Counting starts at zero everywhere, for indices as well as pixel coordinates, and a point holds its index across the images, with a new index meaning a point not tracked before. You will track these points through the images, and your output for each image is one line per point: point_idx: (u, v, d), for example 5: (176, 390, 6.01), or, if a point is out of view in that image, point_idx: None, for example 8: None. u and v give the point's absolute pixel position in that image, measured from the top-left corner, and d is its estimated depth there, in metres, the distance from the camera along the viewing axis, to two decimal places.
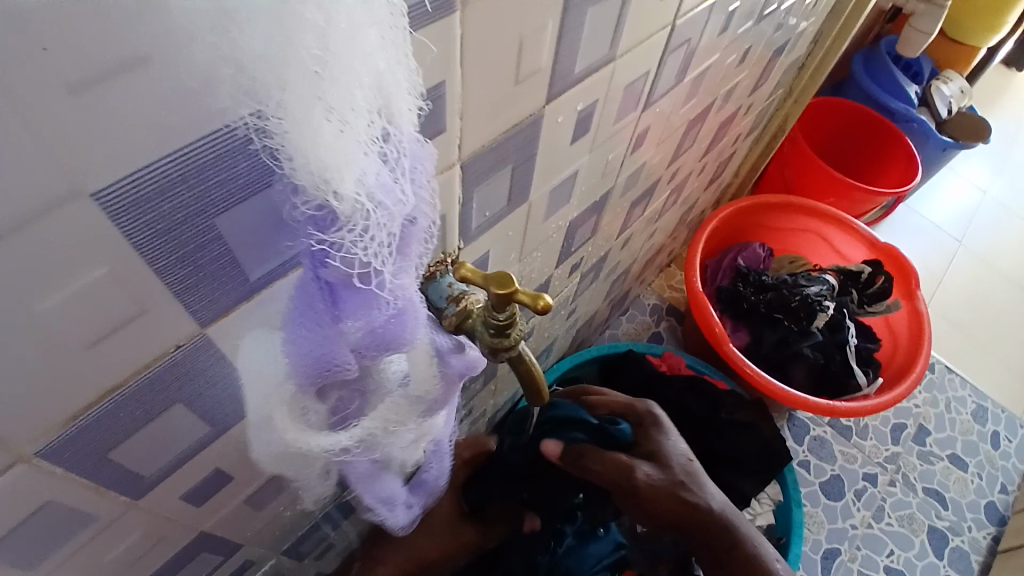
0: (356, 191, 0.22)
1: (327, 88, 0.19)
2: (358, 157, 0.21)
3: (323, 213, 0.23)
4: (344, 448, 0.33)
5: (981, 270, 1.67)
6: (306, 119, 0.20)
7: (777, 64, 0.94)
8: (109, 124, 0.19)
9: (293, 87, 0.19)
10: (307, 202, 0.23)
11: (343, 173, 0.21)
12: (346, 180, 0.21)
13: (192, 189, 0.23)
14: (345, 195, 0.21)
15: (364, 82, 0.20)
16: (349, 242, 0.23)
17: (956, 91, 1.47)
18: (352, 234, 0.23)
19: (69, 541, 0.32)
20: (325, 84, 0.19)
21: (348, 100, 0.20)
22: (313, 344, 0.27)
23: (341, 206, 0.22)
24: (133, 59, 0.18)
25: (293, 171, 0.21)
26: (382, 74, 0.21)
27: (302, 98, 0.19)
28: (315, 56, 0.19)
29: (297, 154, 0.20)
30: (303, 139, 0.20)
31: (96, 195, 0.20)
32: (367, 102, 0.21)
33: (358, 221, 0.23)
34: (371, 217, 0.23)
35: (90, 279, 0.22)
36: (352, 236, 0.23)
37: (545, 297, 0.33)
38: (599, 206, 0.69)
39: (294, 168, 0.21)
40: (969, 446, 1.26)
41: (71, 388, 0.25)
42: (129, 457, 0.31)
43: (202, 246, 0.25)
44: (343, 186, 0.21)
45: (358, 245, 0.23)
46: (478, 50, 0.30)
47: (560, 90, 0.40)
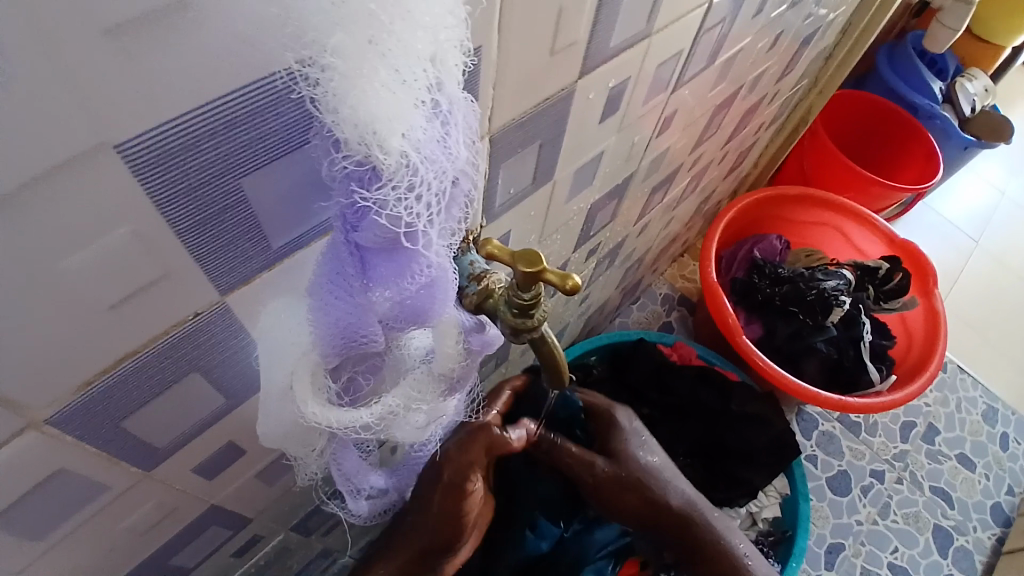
0: (403, 146, 0.20)
1: (382, 33, 0.18)
2: (408, 109, 0.20)
3: (364, 168, 0.22)
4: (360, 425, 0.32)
5: (997, 271, 1.65)
6: (358, 64, 0.18)
7: (807, 52, 0.91)
8: (141, 73, 0.18)
9: (347, 30, 0.18)
10: (349, 157, 0.21)
11: (392, 126, 0.20)
12: (393, 135, 0.20)
13: (225, 140, 0.21)
14: (391, 149, 0.20)
15: (422, 28, 0.19)
16: (392, 200, 0.22)
17: (981, 89, 1.44)
18: (395, 191, 0.21)
19: (80, 510, 0.32)
20: (382, 27, 0.18)
21: (403, 47, 0.19)
22: (343, 311, 0.26)
23: (385, 160, 0.20)
24: (169, 1, 0.17)
25: (337, 124, 0.20)
26: (440, 28, 0.20)
27: (355, 41, 0.18)
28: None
29: (344, 103, 0.19)
30: (353, 87, 0.19)
31: (121, 148, 0.19)
32: (423, 50, 0.19)
33: (403, 177, 0.21)
34: (417, 172, 0.21)
35: (111, 240, 0.21)
36: (396, 194, 0.22)
37: (574, 276, 0.32)
38: (620, 191, 0.67)
39: (339, 120, 0.20)
40: (977, 447, 1.24)
41: (88, 352, 0.24)
42: (144, 426, 0.30)
43: (230, 205, 0.24)
44: (391, 139, 0.20)
45: (401, 204, 0.22)
46: (519, 16, 0.29)
47: (594, 65, 0.39)
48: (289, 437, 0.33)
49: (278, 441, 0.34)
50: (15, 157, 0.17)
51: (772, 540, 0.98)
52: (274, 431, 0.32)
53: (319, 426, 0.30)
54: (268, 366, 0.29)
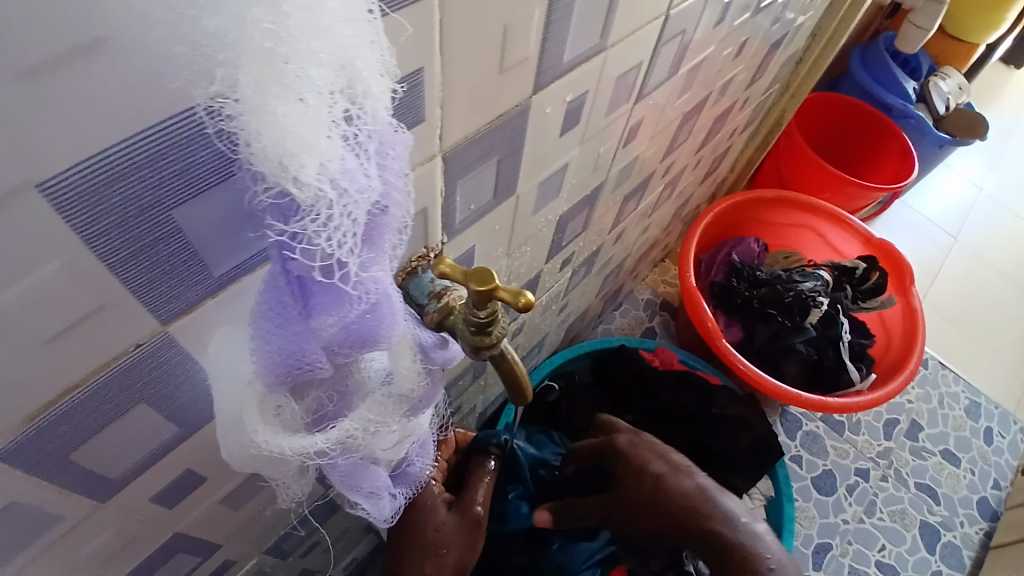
0: (318, 180, 0.20)
1: (283, 65, 0.18)
2: (320, 140, 0.19)
3: (286, 200, 0.21)
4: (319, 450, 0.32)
5: (976, 267, 1.67)
6: (263, 100, 0.18)
7: (776, 56, 0.93)
8: (47, 111, 0.17)
9: (250, 63, 0.18)
10: (268, 188, 0.21)
11: (303, 157, 0.19)
12: (308, 167, 0.20)
13: (150, 174, 0.21)
14: (306, 181, 0.20)
15: (327, 60, 0.19)
16: (312, 231, 0.22)
17: (953, 88, 1.46)
18: (316, 222, 0.21)
19: (35, 543, 0.31)
20: (282, 60, 0.18)
21: (307, 79, 0.19)
22: (282, 342, 0.25)
23: (301, 194, 0.20)
24: (83, 42, 0.17)
25: (251, 155, 0.19)
26: (349, 56, 0.19)
27: (258, 74, 0.18)
28: (266, 31, 0.17)
29: (252, 137, 0.19)
30: (259, 121, 0.18)
31: (44, 187, 0.19)
32: (329, 82, 0.19)
33: (322, 209, 0.21)
34: (335, 205, 0.21)
35: (43, 276, 0.21)
36: (316, 225, 0.21)
37: (528, 293, 0.32)
38: (591, 200, 0.67)
39: (252, 152, 0.19)
40: (961, 442, 1.25)
41: (27, 387, 0.24)
42: (95, 457, 0.30)
43: (162, 237, 0.24)
44: (304, 171, 0.20)
45: (322, 235, 0.22)
46: (461, 37, 0.29)
47: (549, 80, 0.39)
48: (261, 460, 0.33)
49: (250, 465, 0.33)
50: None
51: None
52: (240, 454, 0.32)
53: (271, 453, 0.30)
54: (219, 398, 0.29)
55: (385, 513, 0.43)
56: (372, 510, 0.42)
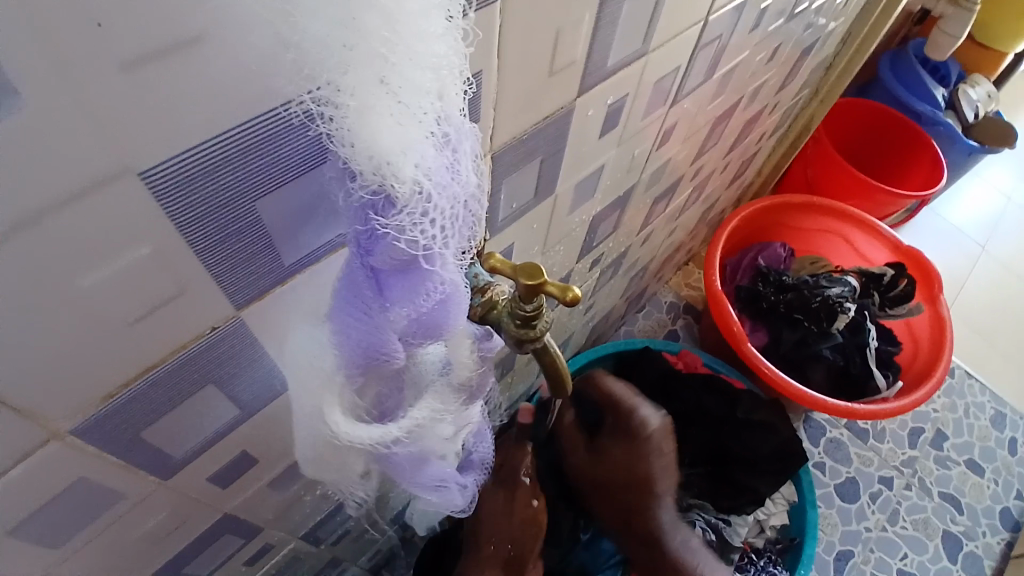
0: (416, 176, 0.22)
1: (390, 71, 0.20)
2: (419, 142, 0.22)
3: (379, 197, 0.23)
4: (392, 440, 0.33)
5: (1006, 276, 1.64)
6: (368, 102, 0.20)
7: (807, 61, 0.92)
8: (148, 102, 0.19)
9: (358, 69, 0.19)
10: (365, 186, 0.23)
11: (403, 159, 0.21)
12: (406, 165, 0.21)
13: (239, 166, 0.23)
14: (404, 178, 0.22)
15: (429, 67, 0.20)
16: (408, 225, 0.23)
17: (983, 95, 1.44)
18: (411, 217, 0.23)
19: (99, 516, 0.33)
20: (389, 67, 0.20)
21: (412, 85, 0.20)
22: (363, 329, 0.27)
23: (400, 189, 0.22)
24: (180, 39, 0.18)
25: (352, 155, 0.21)
26: (444, 66, 0.21)
27: (367, 80, 0.20)
28: (383, 39, 0.19)
29: (357, 137, 0.21)
30: (365, 123, 0.20)
31: (143, 175, 0.20)
32: (429, 86, 0.21)
33: (417, 204, 0.23)
34: (429, 199, 0.23)
35: (130, 259, 0.22)
36: (411, 219, 0.23)
37: (575, 289, 0.33)
38: (623, 202, 0.68)
39: (354, 152, 0.21)
40: (986, 452, 1.24)
41: (107, 365, 0.25)
42: (160, 437, 0.32)
43: (245, 227, 0.25)
44: (403, 170, 0.22)
45: (416, 228, 0.23)
46: (520, 44, 0.30)
47: (592, 83, 0.40)
48: (327, 457, 0.35)
49: (318, 463, 0.35)
50: (27, 189, 0.18)
51: (778, 547, 0.97)
52: (313, 450, 0.34)
53: (349, 443, 0.31)
54: (296, 385, 0.30)
55: (457, 503, 0.44)
56: (444, 499, 0.43)
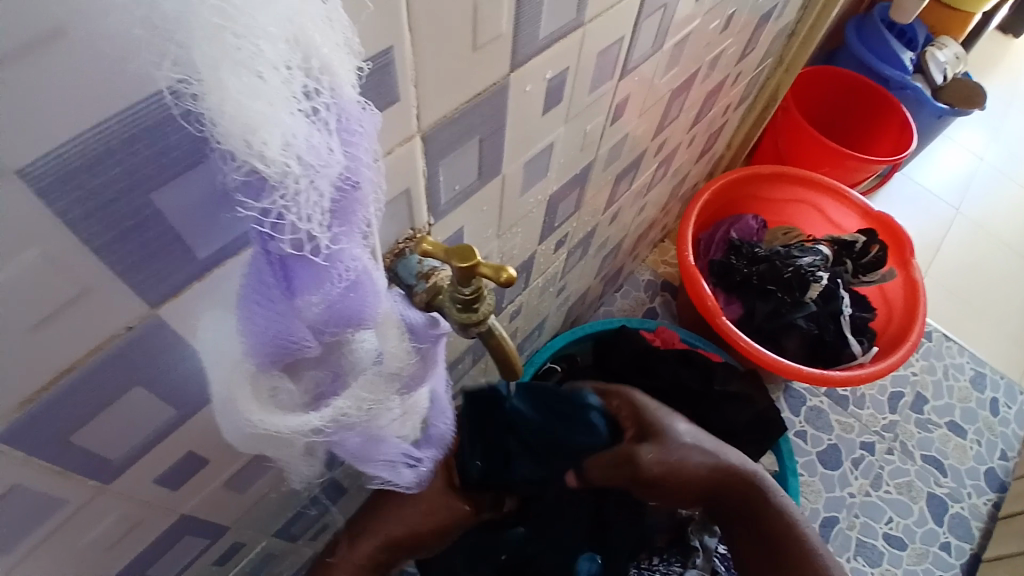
0: (284, 156, 0.21)
1: (234, 43, 0.18)
2: (282, 116, 0.20)
3: (255, 178, 0.22)
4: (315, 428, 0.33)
5: (979, 238, 1.66)
6: (219, 77, 0.19)
7: (767, 28, 0.92)
8: (15, 100, 0.18)
9: (202, 42, 0.18)
10: (239, 167, 0.22)
11: (264, 135, 0.20)
12: (271, 143, 0.20)
13: (126, 159, 0.22)
14: (272, 158, 0.21)
15: (276, 33, 0.19)
16: (284, 207, 0.22)
17: (950, 58, 1.45)
18: (285, 199, 0.22)
19: (40, 526, 0.33)
20: (233, 37, 0.18)
21: (259, 53, 0.19)
22: (268, 322, 0.27)
23: (268, 171, 0.21)
24: (44, 30, 0.17)
25: (216, 138, 0.20)
26: (301, 31, 0.20)
27: (211, 54, 0.18)
28: (214, 7, 0.18)
29: (217, 117, 0.19)
30: (218, 100, 0.19)
31: (25, 172, 0.20)
32: (283, 57, 0.20)
33: (290, 184, 0.22)
34: (301, 179, 0.22)
35: (25, 262, 0.22)
36: (286, 201, 0.22)
37: (509, 269, 0.33)
38: (581, 180, 0.67)
39: (216, 134, 0.20)
40: (968, 414, 1.26)
41: (22, 372, 0.25)
42: (93, 440, 0.31)
43: (141, 221, 0.24)
44: (269, 148, 0.20)
45: (291, 209, 0.23)
46: (429, 16, 0.29)
47: (525, 57, 0.39)
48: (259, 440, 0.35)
49: (253, 446, 0.36)
50: None
51: None
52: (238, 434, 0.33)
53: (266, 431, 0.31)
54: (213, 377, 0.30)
55: (403, 477, 0.46)
56: (390, 475, 0.44)
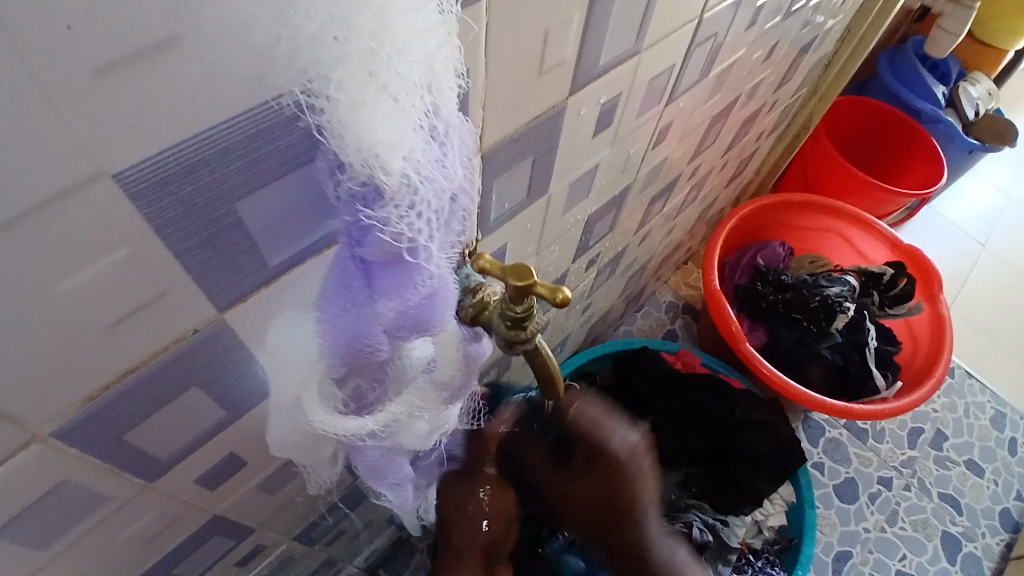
0: (404, 168, 0.23)
1: (381, 65, 0.20)
2: (408, 133, 0.22)
3: (368, 189, 0.24)
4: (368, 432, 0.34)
5: (1007, 276, 1.63)
6: (361, 94, 0.21)
7: (806, 59, 0.92)
8: (121, 106, 0.19)
9: (352, 64, 0.20)
10: (352, 179, 0.24)
11: (393, 151, 0.22)
12: (396, 157, 0.22)
13: (233, 162, 0.23)
14: (393, 170, 0.22)
15: (419, 61, 0.21)
16: (394, 216, 0.24)
17: (984, 93, 1.44)
18: (398, 209, 0.24)
19: (84, 520, 0.33)
20: (380, 60, 0.20)
21: (400, 76, 0.21)
22: (348, 322, 0.27)
23: (388, 181, 0.23)
24: (156, 40, 0.18)
25: (343, 149, 0.22)
26: (435, 57, 0.22)
27: (359, 75, 0.20)
28: (371, 34, 0.20)
29: (348, 131, 0.21)
30: (355, 116, 0.21)
31: (119, 177, 0.20)
32: (416, 79, 0.22)
33: (404, 197, 0.24)
34: (417, 191, 0.24)
35: (109, 262, 0.22)
36: (398, 211, 0.24)
37: (565, 290, 0.33)
38: (618, 201, 0.68)
39: (344, 146, 0.22)
40: (986, 453, 1.23)
41: (90, 368, 0.25)
42: (145, 439, 0.31)
43: (233, 224, 0.25)
44: (392, 162, 0.22)
45: (402, 220, 0.24)
46: (505, 41, 0.30)
47: (584, 82, 0.40)
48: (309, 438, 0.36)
49: (294, 449, 0.37)
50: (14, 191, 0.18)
51: (778, 548, 0.96)
52: (290, 429, 0.35)
53: (326, 433, 0.32)
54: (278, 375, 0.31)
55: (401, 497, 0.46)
56: (392, 492, 0.44)
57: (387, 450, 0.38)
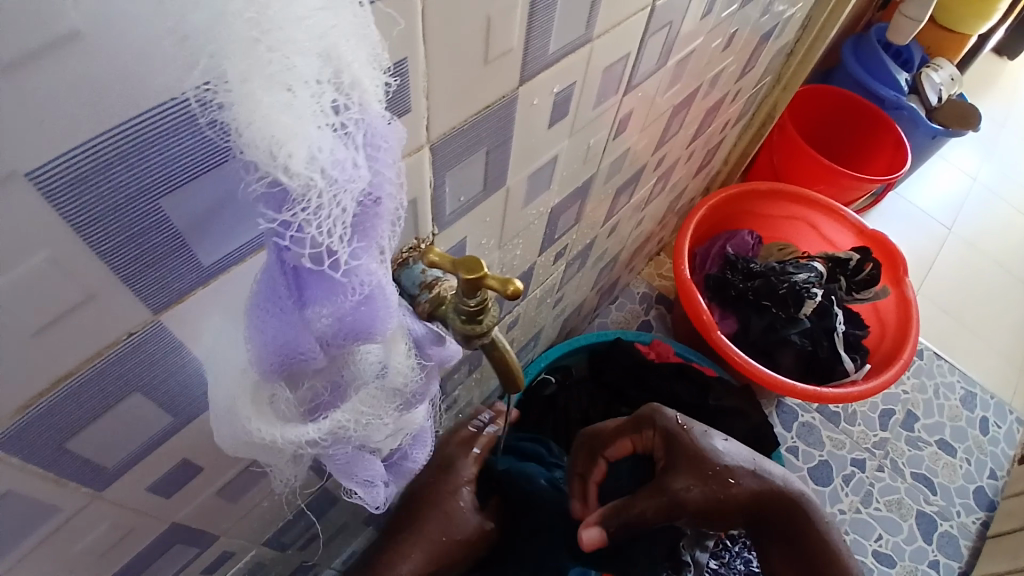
0: (309, 170, 0.21)
1: (266, 55, 0.19)
2: (309, 131, 0.20)
3: (276, 190, 0.22)
4: (311, 440, 0.33)
5: (971, 257, 1.67)
6: (250, 88, 0.19)
7: (767, 48, 0.93)
8: (30, 105, 0.18)
9: (236, 53, 0.18)
10: (260, 178, 0.22)
11: (289, 149, 0.20)
12: (296, 155, 0.20)
13: (136, 164, 0.22)
14: (296, 171, 0.20)
15: (310, 47, 0.19)
16: (303, 220, 0.22)
17: (946, 79, 1.47)
18: (306, 212, 0.22)
19: (32, 533, 0.32)
20: (265, 50, 0.19)
21: (290, 66, 0.19)
22: (276, 331, 0.27)
23: (291, 184, 0.21)
24: (62, 35, 0.17)
25: (240, 149, 0.20)
26: (331, 42, 0.20)
27: (244, 65, 0.18)
28: (252, 20, 0.18)
29: (240, 130, 0.19)
30: (245, 112, 0.19)
31: (32, 175, 0.19)
32: (314, 70, 0.20)
33: (312, 199, 0.22)
34: (325, 195, 0.22)
35: (29, 267, 0.21)
36: (306, 215, 0.22)
37: (516, 282, 0.32)
38: (583, 193, 0.68)
39: (240, 145, 0.20)
40: (957, 432, 1.26)
41: (20, 378, 0.24)
42: (89, 447, 0.30)
43: (148, 227, 0.24)
44: (293, 162, 0.20)
45: (312, 223, 0.22)
46: (441, 29, 0.29)
47: (534, 71, 0.39)
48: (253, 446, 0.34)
49: (246, 453, 0.35)
50: None
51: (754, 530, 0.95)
52: (235, 442, 0.33)
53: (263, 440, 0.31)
54: (216, 384, 0.31)
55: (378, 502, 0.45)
56: (368, 497, 0.42)
57: (355, 451, 0.38)
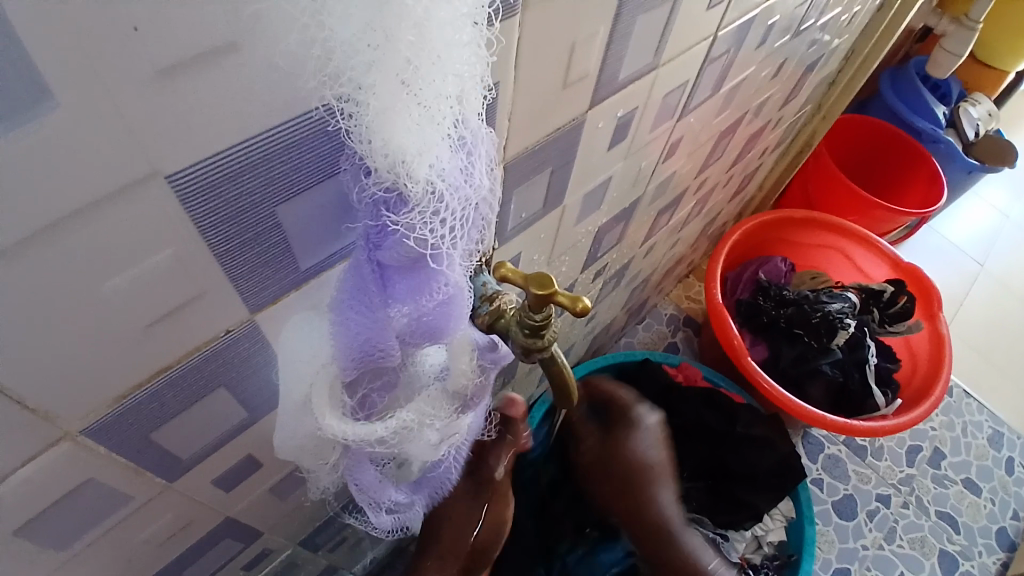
0: (430, 176, 0.23)
1: (413, 75, 0.21)
2: (434, 144, 0.23)
3: (391, 194, 0.24)
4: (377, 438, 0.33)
5: (1003, 295, 1.65)
6: (391, 102, 0.21)
7: (810, 78, 0.93)
8: (178, 110, 0.19)
9: (384, 70, 0.20)
10: (379, 183, 0.24)
11: (419, 159, 0.22)
12: (420, 165, 0.23)
13: (263, 174, 0.23)
14: (418, 178, 0.23)
15: (454, 73, 0.21)
16: (418, 222, 0.24)
17: (984, 114, 1.46)
18: (421, 215, 0.24)
19: (104, 519, 0.33)
20: (413, 70, 0.20)
21: (433, 89, 0.21)
22: (361, 324, 0.28)
23: (412, 189, 0.23)
24: (217, 46, 0.19)
25: (370, 152, 0.22)
26: (467, 72, 0.22)
27: (389, 80, 0.20)
28: (410, 44, 0.20)
29: (376, 135, 0.22)
30: (383, 119, 0.21)
31: (170, 179, 0.21)
32: (451, 88, 0.22)
33: (429, 204, 0.24)
34: (442, 199, 0.24)
35: (153, 263, 0.23)
36: (422, 218, 0.24)
37: (585, 299, 0.33)
38: (627, 214, 0.68)
39: (371, 149, 0.22)
40: (983, 472, 1.23)
41: (125, 367, 0.26)
42: (171, 438, 0.32)
43: (265, 231, 0.26)
44: (418, 170, 0.23)
45: (425, 227, 0.25)
46: (532, 53, 0.31)
47: (604, 95, 0.41)
48: (305, 449, 0.34)
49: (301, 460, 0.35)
50: (69, 184, 0.19)
51: (777, 564, 0.96)
52: (294, 446, 0.34)
53: (334, 437, 0.31)
54: (287, 380, 0.30)
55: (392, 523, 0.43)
56: (386, 514, 0.42)
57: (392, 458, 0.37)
